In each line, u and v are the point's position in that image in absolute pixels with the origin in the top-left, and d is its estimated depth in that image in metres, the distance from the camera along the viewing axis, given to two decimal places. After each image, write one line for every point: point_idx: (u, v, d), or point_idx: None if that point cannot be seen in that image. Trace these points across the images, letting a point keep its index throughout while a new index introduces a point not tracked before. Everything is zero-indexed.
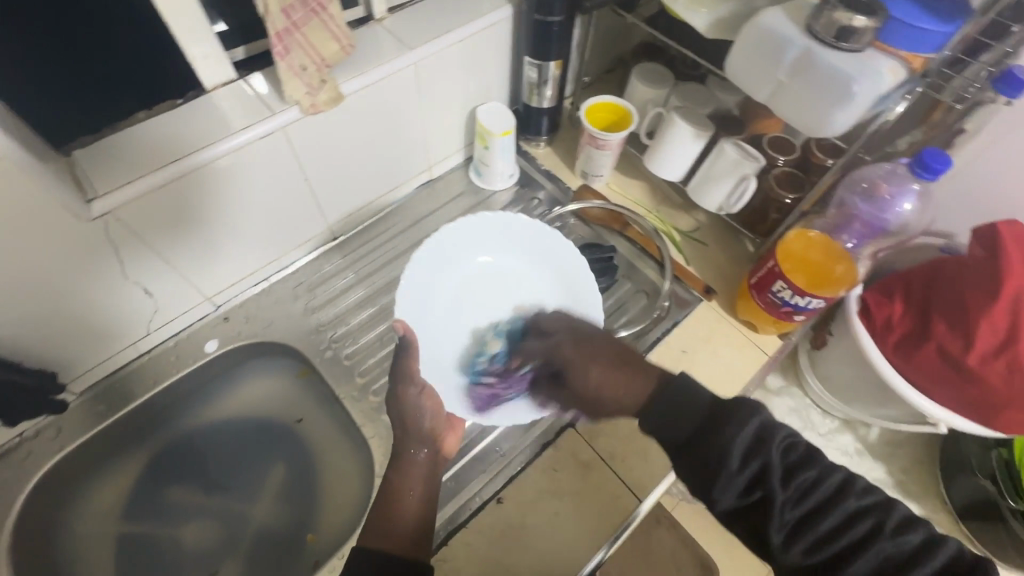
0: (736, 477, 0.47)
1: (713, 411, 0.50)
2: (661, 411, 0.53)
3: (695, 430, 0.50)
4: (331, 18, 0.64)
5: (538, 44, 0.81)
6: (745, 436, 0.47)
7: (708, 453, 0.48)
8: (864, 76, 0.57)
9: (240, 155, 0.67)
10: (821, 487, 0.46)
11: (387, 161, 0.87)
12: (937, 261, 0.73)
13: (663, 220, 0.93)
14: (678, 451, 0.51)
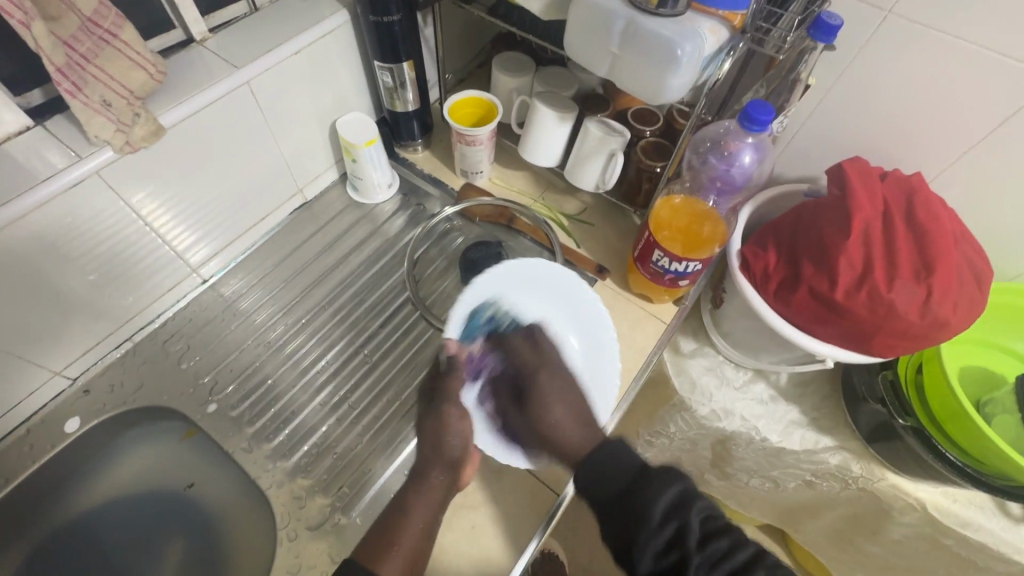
0: (654, 535, 0.49)
1: (639, 474, 0.53)
2: (595, 465, 0.56)
3: (626, 484, 0.53)
4: (128, 46, 0.59)
5: (384, 47, 0.78)
6: (667, 494, 0.50)
7: (630, 508, 0.51)
8: (687, 39, 0.57)
9: (51, 210, 0.60)
10: (733, 556, 0.47)
11: (247, 190, 0.81)
12: (799, 209, 0.77)
13: (550, 207, 0.93)
14: (606, 509, 0.54)
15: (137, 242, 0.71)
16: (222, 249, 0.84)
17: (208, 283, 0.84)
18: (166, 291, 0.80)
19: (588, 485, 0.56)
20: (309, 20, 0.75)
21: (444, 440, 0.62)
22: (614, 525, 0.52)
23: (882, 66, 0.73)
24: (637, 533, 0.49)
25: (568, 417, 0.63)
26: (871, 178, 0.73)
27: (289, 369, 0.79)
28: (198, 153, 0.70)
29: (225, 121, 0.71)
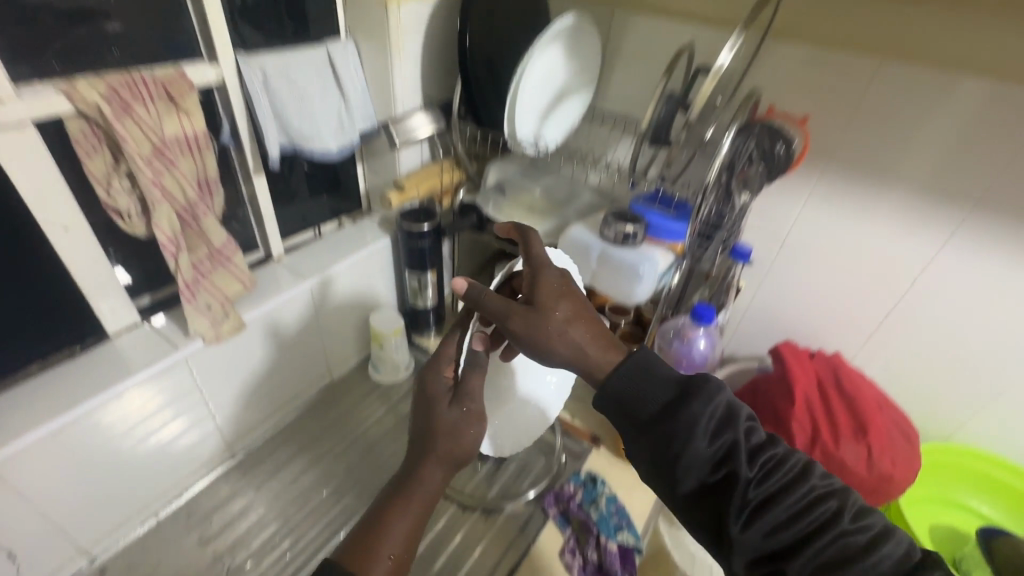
0: (702, 450, 0.51)
1: (678, 392, 0.54)
2: (628, 386, 0.56)
3: (662, 406, 0.53)
4: (235, 266, 0.78)
5: (415, 262, 1.01)
6: (709, 411, 0.52)
7: (673, 423, 0.52)
8: (645, 262, 0.81)
9: (139, 392, 0.71)
10: (784, 467, 0.50)
11: (280, 378, 0.93)
12: (752, 382, 0.93)
13: None
14: (631, 431, 0.55)
15: (178, 426, 0.79)
16: (238, 438, 0.91)
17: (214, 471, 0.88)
18: (184, 475, 0.84)
19: (614, 404, 0.56)
20: (360, 244, 0.99)
21: (461, 436, 0.62)
22: (642, 435, 0.54)
23: (795, 272, 0.98)
24: (678, 445, 0.51)
25: (575, 312, 0.62)
26: (803, 357, 0.92)
27: (306, 544, 0.80)
28: (252, 349, 0.84)
29: (283, 320, 0.87)
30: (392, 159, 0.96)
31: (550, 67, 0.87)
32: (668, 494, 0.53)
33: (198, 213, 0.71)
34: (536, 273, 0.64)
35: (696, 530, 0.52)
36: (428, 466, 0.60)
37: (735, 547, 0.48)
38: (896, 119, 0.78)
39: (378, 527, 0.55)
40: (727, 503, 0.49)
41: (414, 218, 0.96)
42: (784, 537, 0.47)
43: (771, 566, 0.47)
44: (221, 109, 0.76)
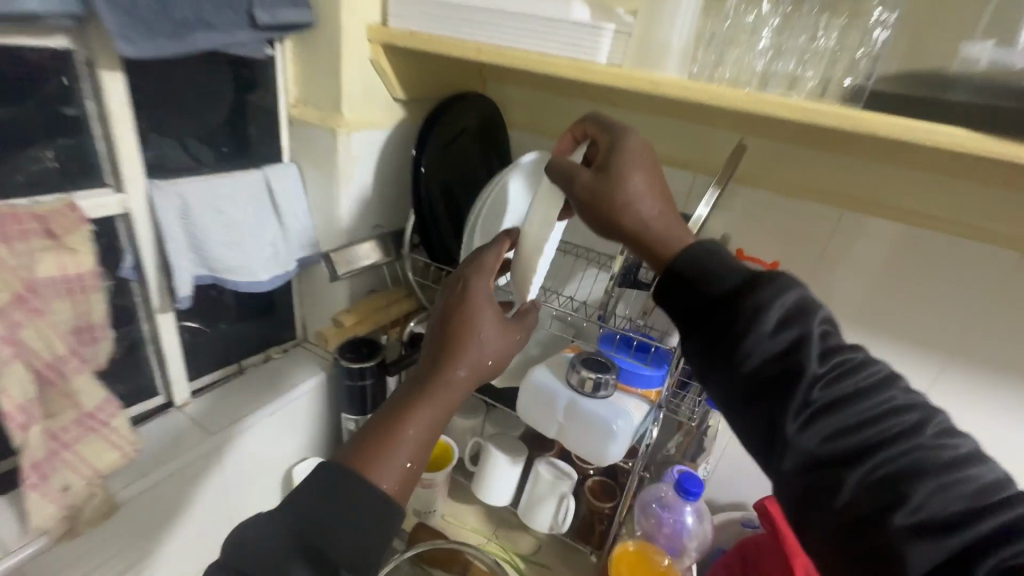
0: (765, 340, 0.46)
1: (748, 278, 0.49)
2: (688, 270, 0.52)
3: (729, 290, 0.49)
4: (113, 430, 0.61)
5: (355, 403, 0.87)
6: (783, 304, 0.46)
7: (734, 311, 0.48)
8: (619, 418, 0.71)
9: None
10: (859, 374, 0.45)
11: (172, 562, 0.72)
12: (743, 542, 0.83)
13: (504, 546, 0.91)
14: (684, 320, 0.52)
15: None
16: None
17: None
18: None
19: (676, 291, 0.53)
20: (291, 382, 0.84)
21: (473, 337, 0.61)
22: (700, 321, 0.50)
23: None
24: (741, 331, 0.47)
25: (648, 188, 0.59)
26: None
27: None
28: (127, 533, 0.65)
29: (172, 493, 0.69)
30: (334, 287, 0.86)
31: (508, 202, 0.82)
32: (721, 385, 0.49)
33: (68, 369, 0.56)
34: (614, 143, 0.61)
35: (747, 434, 0.48)
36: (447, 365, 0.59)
37: (789, 448, 0.44)
38: (861, 269, 0.76)
39: (395, 441, 0.53)
40: (788, 401, 0.44)
41: (355, 352, 0.84)
42: (849, 443, 0.42)
43: (827, 469, 0.43)
44: (124, 241, 0.64)
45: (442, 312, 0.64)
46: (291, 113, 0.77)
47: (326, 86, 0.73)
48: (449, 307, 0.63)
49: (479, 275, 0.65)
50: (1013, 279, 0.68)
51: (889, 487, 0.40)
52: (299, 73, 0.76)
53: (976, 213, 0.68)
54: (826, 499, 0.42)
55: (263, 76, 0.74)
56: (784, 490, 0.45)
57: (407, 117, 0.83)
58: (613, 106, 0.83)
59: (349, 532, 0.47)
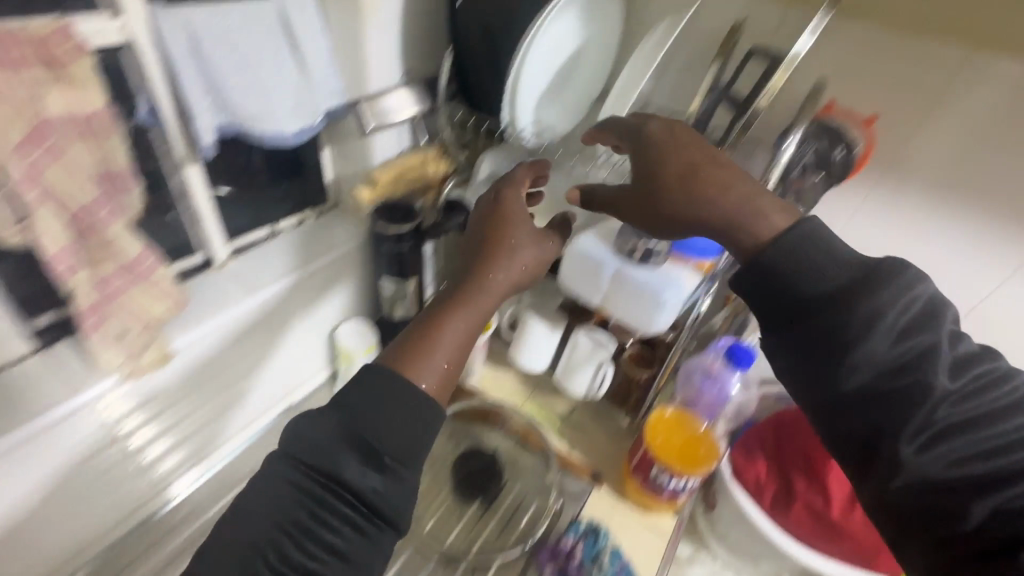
0: (875, 348, 0.45)
1: (855, 278, 0.46)
2: (774, 258, 0.49)
3: (835, 283, 0.47)
4: (160, 281, 0.61)
5: (392, 267, 0.85)
6: (907, 315, 0.46)
7: (838, 323, 0.46)
8: (669, 290, 0.67)
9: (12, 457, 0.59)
10: (989, 398, 0.45)
11: (228, 411, 0.82)
12: (778, 416, 0.84)
13: (541, 408, 0.95)
14: (776, 330, 0.50)
15: (51, 525, 0.66)
16: (212, 449, 0.83)
17: (182, 493, 0.79)
18: (115, 522, 0.73)
19: (760, 298, 0.51)
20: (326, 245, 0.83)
21: (510, 218, 0.62)
22: (793, 324, 0.49)
23: None
24: (851, 341, 0.46)
25: (715, 177, 0.53)
26: None
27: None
28: (185, 381, 0.72)
29: (214, 350, 0.74)
30: (365, 143, 0.80)
31: (557, 42, 0.72)
32: (813, 394, 0.49)
33: (100, 218, 0.54)
34: (640, 133, 0.58)
35: (843, 438, 0.49)
36: (487, 267, 0.58)
37: (900, 468, 0.45)
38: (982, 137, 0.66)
39: (432, 346, 0.52)
40: (903, 415, 0.45)
41: (389, 216, 0.81)
42: (972, 468, 0.43)
43: (947, 494, 0.43)
44: (136, 76, 0.59)
45: (478, 211, 0.63)
46: None
47: None
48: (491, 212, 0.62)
49: (512, 180, 0.65)
50: None
51: (1019, 518, 0.40)
52: None
53: None
54: (949, 522, 0.43)
55: None
56: (893, 508, 0.46)
57: None
58: None
59: (391, 412, 0.46)
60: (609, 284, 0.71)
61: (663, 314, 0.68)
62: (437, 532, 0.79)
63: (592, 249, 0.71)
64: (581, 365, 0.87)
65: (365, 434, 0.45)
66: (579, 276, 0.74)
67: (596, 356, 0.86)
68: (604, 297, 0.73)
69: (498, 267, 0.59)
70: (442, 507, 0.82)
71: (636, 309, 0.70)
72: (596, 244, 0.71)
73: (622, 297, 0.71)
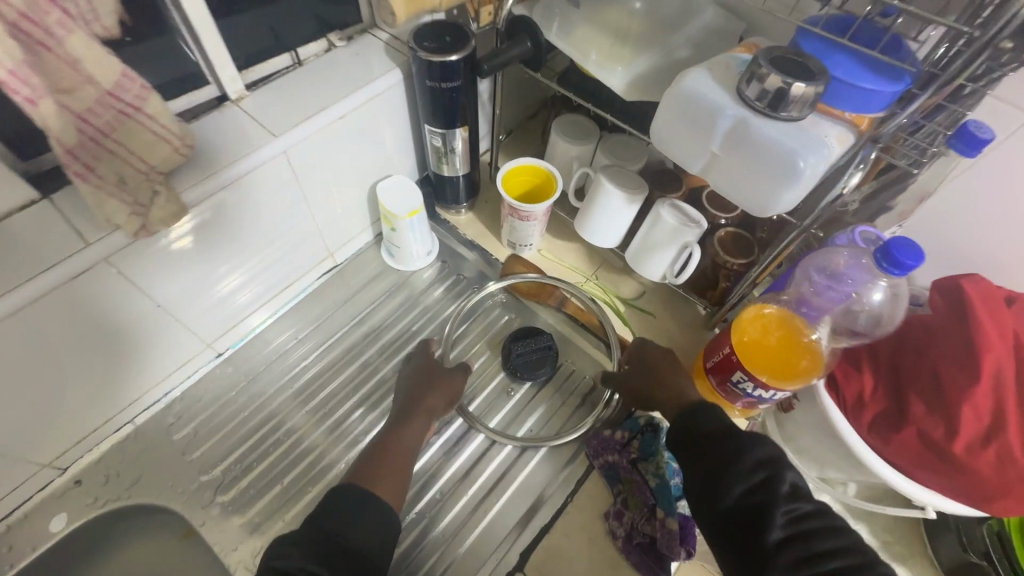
0: (746, 474, 0.49)
1: (728, 427, 0.54)
2: (680, 432, 0.56)
3: (719, 430, 0.54)
4: (152, 119, 0.49)
5: (438, 113, 0.69)
6: (760, 446, 0.51)
7: (720, 453, 0.51)
8: (810, 152, 0.47)
9: (80, 284, 0.53)
10: (821, 519, 0.46)
11: (277, 264, 0.74)
12: (905, 326, 0.67)
13: (604, 288, 0.83)
14: (686, 466, 0.54)
15: (91, 386, 0.63)
16: (282, 289, 0.79)
17: (227, 352, 0.76)
18: (174, 369, 0.71)
19: (684, 441, 0.56)
20: (358, 79, 0.67)
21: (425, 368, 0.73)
22: (696, 453, 0.53)
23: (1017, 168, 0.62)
24: (727, 464, 0.50)
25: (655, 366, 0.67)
26: (996, 305, 0.63)
27: (299, 440, 0.71)
28: (213, 239, 0.62)
29: (241, 207, 0.63)
30: None
31: None
32: (700, 513, 0.51)
33: (53, 24, 0.41)
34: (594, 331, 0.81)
35: (727, 561, 0.49)
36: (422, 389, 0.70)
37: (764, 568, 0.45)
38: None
39: (391, 455, 0.62)
40: (767, 523, 0.46)
41: (436, 43, 0.63)
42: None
43: None
44: None
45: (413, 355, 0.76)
46: None
47: None
48: (417, 375, 0.71)
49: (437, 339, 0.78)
50: None
51: None
52: None
53: None
54: None
55: None
56: None
57: None
58: None
59: (354, 515, 0.53)
60: (725, 142, 0.52)
61: (799, 187, 0.49)
62: (485, 404, 0.76)
63: (705, 91, 0.51)
64: (659, 244, 0.72)
65: (339, 538, 0.51)
66: (682, 130, 0.55)
67: (679, 236, 0.70)
68: (713, 160, 0.54)
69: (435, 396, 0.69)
70: (491, 382, 0.78)
71: (758, 180, 0.51)
72: (711, 86, 0.51)
73: (743, 161, 0.51)
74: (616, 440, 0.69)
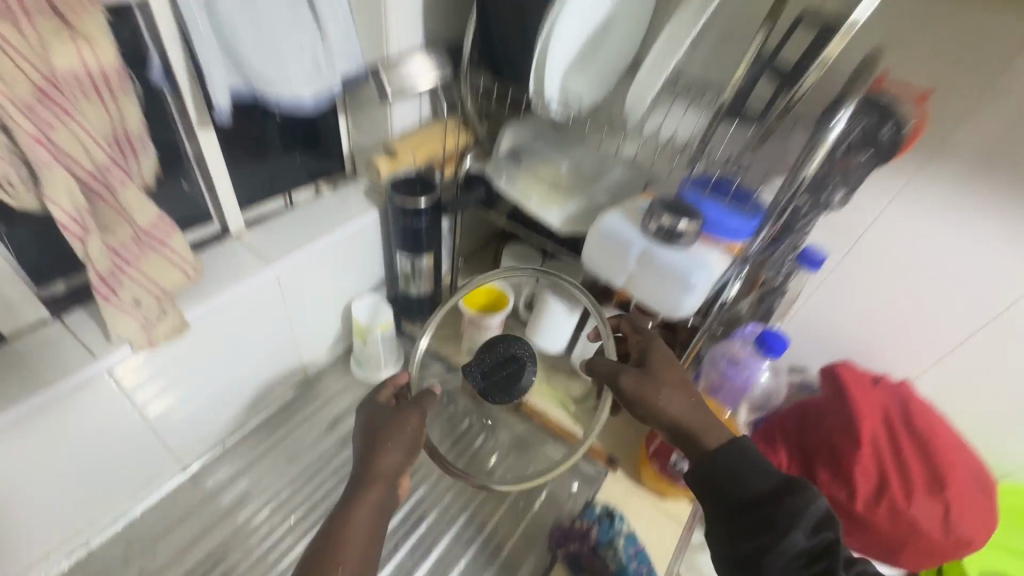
0: (802, 543, 0.48)
1: (777, 483, 0.52)
2: (715, 482, 0.54)
3: (766, 487, 0.52)
4: (173, 250, 0.60)
5: (408, 243, 0.83)
6: (817, 506, 0.49)
7: (774, 512, 0.50)
8: (698, 270, 0.64)
9: (78, 396, 0.57)
10: None
11: (243, 384, 0.78)
12: (803, 408, 0.78)
13: (556, 389, 0.93)
14: (729, 519, 0.52)
15: (53, 507, 0.62)
16: (262, 397, 0.83)
17: (194, 467, 0.77)
18: (138, 486, 0.71)
19: (718, 491, 0.54)
20: (343, 218, 0.81)
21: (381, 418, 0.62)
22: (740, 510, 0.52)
23: (861, 282, 0.78)
24: (783, 528, 0.49)
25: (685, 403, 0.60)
26: (866, 385, 0.77)
27: (265, 556, 0.71)
28: (209, 350, 0.69)
29: (234, 323, 0.70)
30: (383, 115, 0.77)
31: (588, 4, 0.68)
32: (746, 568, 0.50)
33: (115, 181, 0.52)
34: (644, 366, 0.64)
35: None
36: (378, 453, 0.57)
37: None
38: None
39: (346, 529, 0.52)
40: None
41: (408, 190, 0.78)
42: None
43: None
44: (149, 39, 0.56)
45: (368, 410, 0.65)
46: None
47: None
48: (370, 422, 0.60)
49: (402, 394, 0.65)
50: None
51: None
52: None
53: None
54: None
55: None
56: None
57: None
58: None
59: None
60: (637, 264, 0.68)
61: (699, 293, 0.65)
62: (441, 520, 0.78)
63: (617, 227, 0.69)
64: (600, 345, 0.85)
65: None
66: (604, 257, 0.71)
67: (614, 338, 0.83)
68: (631, 278, 0.70)
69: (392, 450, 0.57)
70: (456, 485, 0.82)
71: (665, 291, 0.67)
72: (618, 224, 0.69)
73: (652, 278, 0.67)
74: (579, 529, 0.74)
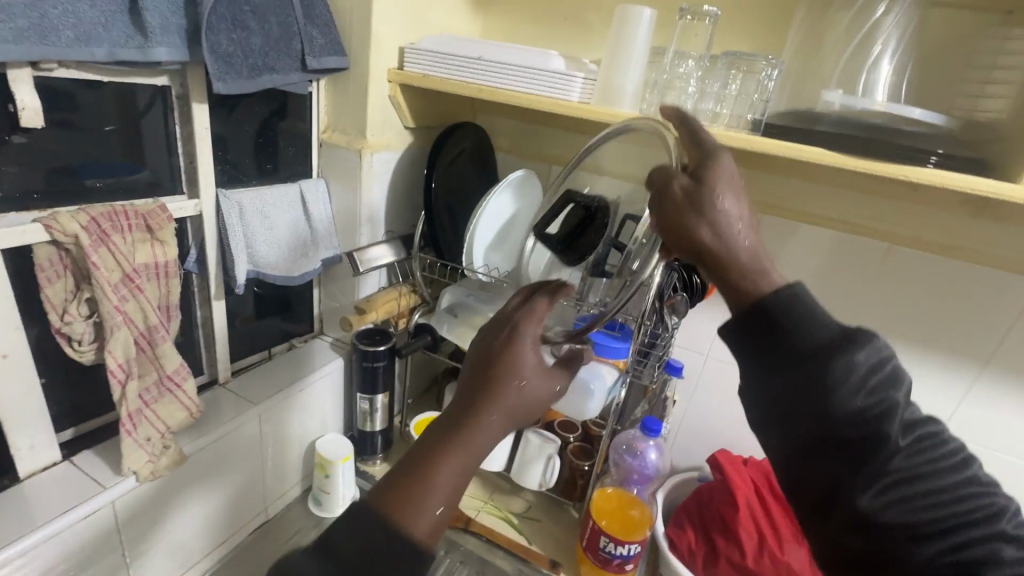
0: (856, 401, 0.42)
1: (835, 337, 0.44)
2: (760, 333, 0.46)
3: (818, 340, 0.44)
4: (184, 393, 0.73)
5: (368, 383, 1.00)
6: (873, 361, 0.43)
7: (821, 372, 0.43)
8: (594, 379, 0.89)
9: (73, 532, 0.64)
10: (933, 454, 0.43)
11: (205, 528, 0.83)
12: (697, 489, 0.98)
13: (499, 507, 1.05)
14: (769, 375, 0.46)
15: None
16: (223, 539, 0.88)
17: None
18: None
19: (752, 346, 0.47)
20: (313, 366, 0.98)
21: (504, 356, 0.52)
22: (779, 369, 0.45)
23: (716, 385, 1.06)
24: (830, 385, 0.43)
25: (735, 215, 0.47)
26: (738, 463, 0.99)
27: None
28: (190, 485, 0.77)
29: (216, 459, 0.80)
30: (352, 284, 1.02)
31: (499, 209, 1.02)
32: (785, 435, 0.46)
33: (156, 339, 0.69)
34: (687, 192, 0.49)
35: (795, 489, 0.47)
36: (485, 408, 0.49)
37: (846, 505, 0.43)
38: (793, 257, 0.94)
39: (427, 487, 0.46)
40: (870, 456, 0.42)
41: (370, 340, 0.99)
42: (919, 517, 0.41)
43: (881, 533, 0.42)
44: (191, 240, 0.79)
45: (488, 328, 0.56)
46: (322, 137, 0.94)
47: (354, 116, 0.91)
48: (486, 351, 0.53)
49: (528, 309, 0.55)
50: (886, 266, 0.88)
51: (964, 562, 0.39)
52: (329, 104, 0.93)
53: (858, 212, 0.89)
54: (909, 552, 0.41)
55: (298, 110, 0.91)
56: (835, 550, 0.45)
57: (413, 143, 1.02)
58: (573, 133, 1.06)
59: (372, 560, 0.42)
60: None
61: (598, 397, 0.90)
62: None
63: None
64: (532, 459, 1.01)
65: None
66: None
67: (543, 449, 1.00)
68: None
69: (498, 406, 0.49)
70: None
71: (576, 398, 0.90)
72: None
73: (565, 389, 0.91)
74: None
